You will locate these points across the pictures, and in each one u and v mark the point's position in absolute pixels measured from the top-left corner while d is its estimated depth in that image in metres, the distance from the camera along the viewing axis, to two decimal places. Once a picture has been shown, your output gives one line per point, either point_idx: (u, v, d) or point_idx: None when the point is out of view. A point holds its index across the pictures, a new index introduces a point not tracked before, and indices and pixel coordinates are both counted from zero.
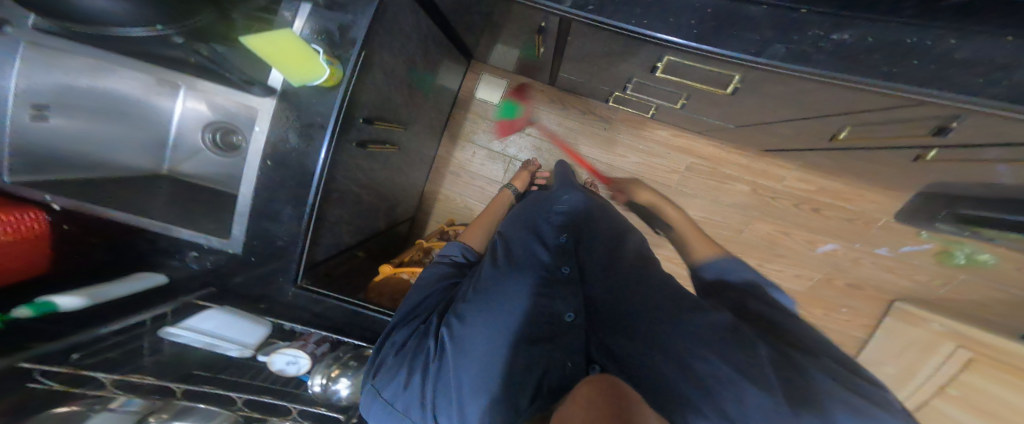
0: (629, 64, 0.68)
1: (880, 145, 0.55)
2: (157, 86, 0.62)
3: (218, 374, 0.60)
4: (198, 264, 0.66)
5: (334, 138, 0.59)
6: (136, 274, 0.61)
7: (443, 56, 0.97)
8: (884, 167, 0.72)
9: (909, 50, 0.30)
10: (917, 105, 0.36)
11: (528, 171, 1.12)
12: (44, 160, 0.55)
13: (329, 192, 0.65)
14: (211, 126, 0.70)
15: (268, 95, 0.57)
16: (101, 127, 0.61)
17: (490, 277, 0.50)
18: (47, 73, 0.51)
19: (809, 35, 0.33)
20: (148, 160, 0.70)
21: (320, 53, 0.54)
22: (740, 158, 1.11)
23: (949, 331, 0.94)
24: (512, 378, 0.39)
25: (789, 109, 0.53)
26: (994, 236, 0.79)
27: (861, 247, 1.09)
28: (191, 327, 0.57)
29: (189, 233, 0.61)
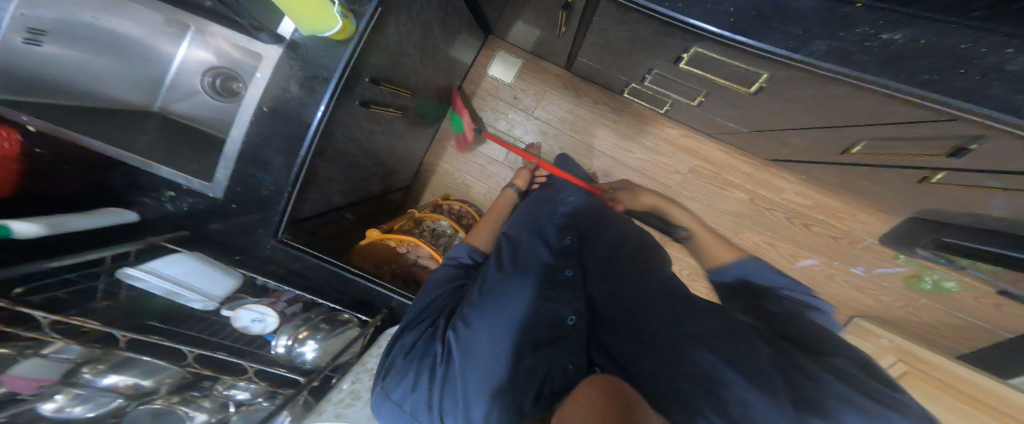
0: (654, 53, 0.66)
1: (891, 163, 0.55)
2: (163, 26, 0.57)
3: (176, 327, 0.56)
4: (175, 205, 0.61)
5: (336, 92, 0.55)
6: (105, 209, 0.55)
7: (462, 27, 0.93)
8: (884, 188, 0.74)
9: (962, 56, 0.29)
10: (949, 120, 0.35)
11: (529, 169, 1.03)
12: (28, 85, 0.49)
13: (324, 148, 0.61)
14: (212, 68, 0.64)
15: (276, 42, 0.53)
16: (100, 62, 0.56)
17: (497, 284, 0.53)
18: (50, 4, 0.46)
19: (856, 33, 0.33)
20: (143, 98, 0.63)
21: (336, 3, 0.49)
22: (743, 166, 1.13)
23: (895, 347, 1.05)
24: (518, 377, 0.43)
25: (810, 115, 0.53)
26: (968, 266, 0.83)
27: (840, 265, 1.12)
28: (154, 270, 0.53)
29: (168, 171, 0.57)
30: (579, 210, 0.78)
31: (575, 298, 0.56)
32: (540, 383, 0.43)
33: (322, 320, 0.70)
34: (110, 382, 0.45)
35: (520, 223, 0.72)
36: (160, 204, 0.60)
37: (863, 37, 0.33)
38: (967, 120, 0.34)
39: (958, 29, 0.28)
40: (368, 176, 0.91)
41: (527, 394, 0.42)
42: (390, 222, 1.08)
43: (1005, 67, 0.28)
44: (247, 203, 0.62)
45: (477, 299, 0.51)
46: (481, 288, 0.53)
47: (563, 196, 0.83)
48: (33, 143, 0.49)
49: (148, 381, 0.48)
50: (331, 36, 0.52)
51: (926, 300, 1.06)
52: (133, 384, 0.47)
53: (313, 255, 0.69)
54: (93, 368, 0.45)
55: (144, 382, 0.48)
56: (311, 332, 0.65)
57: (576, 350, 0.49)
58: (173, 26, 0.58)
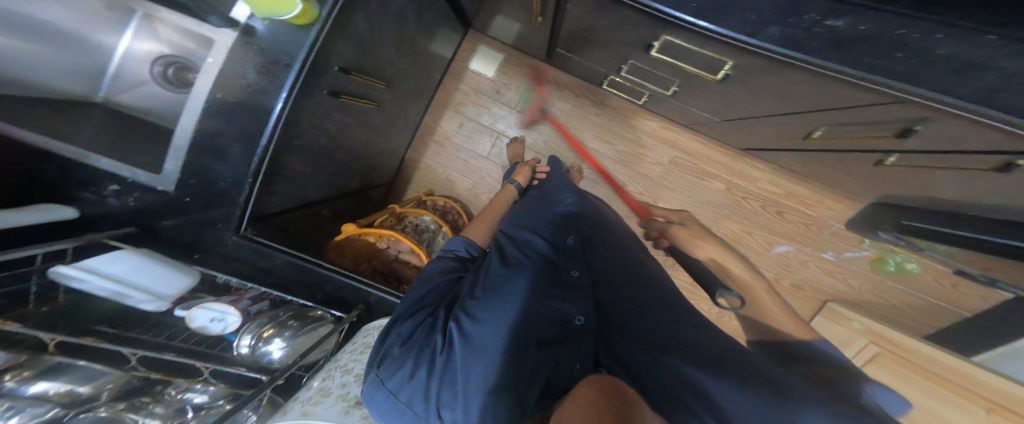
0: (627, 41, 0.66)
1: (846, 147, 0.58)
2: (99, 11, 0.53)
3: (126, 331, 0.55)
4: (120, 199, 0.57)
5: (298, 79, 0.53)
6: (37, 203, 0.51)
7: (441, 19, 0.91)
8: (848, 175, 0.77)
9: (897, 42, 0.31)
10: (892, 104, 0.37)
11: (529, 166, 1.07)
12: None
13: (287, 140, 0.60)
14: (163, 57, 0.60)
15: (229, 26, 0.50)
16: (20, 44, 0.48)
17: (502, 280, 0.55)
18: None
19: (805, 19, 0.34)
20: (75, 87, 0.57)
21: None
22: (720, 156, 1.15)
23: (865, 330, 1.10)
24: (522, 375, 0.42)
25: (773, 102, 0.54)
26: (926, 247, 0.88)
27: (811, 251, 1.17)
28: (93, 269, 0.50)
29: (109, 163, 0.53)
30: (577, 212, 0.78)
31: (584, 301, 0.55)
32: (542, 385, 0.42)
33: (289, 318, 0.72)
34: (39, 390, 0.41)
35: (519, 223, 0.73)
36: (102, 199, 0.56)
37: (811, 23, 0.34)
38: (907, 103, 0.36)
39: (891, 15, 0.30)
40: (344, 171, 0.89)
41: (528, 393, 0.41)
42: (369, 218, 1.06)
43: (937, 51, 0.30)
44: (212, 197, 0.61)
45: (480, 293, 0.53)
46: (486, 283, 0.55)
47: (562, 198, 0.83)
48: None
49: (85, 387, 0.45)
50: (290, 20, 0.51)
51: (890, 282, 1.12)
52: (69, 390, 0.44)
53: (281, 250, 0.69)
54: (16, 376, 0.41)
55: (81, 389, 0.45)
56: (277, 331, 0.67)
57: (584, 351, 0.48)
58: (114, 11, 0.53)
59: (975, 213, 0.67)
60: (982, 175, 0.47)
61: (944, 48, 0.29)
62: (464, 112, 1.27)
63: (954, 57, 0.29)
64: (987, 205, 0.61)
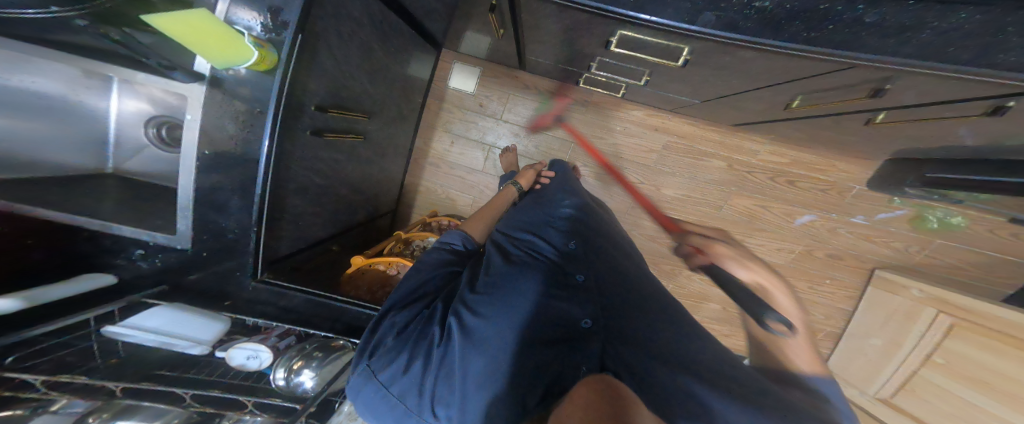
0: (585, 40, 0.66)
1: (831, 112, 0.54)
2: (89, 83, 0.58)
3: (185, 373, 0.63)
4: (147, 262, 0.64)
5: (276, 123, 0.56)
6: (81, 274, 0.58)
7: (409, 48, 0.95)
8: (851, 136, 0.72)
9: (826, 15, 0.31)
10: (851, 69, 0.36)
11: (534, 170, 1.08)
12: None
13: (281, 187, 0.64)
14: (152, 118, 0.66)
15: (195, 80, 0.54)
16: (23, 124, 0.54)
17: (502, 276, 0.58)
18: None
19: (735, 2, 0.34)
20: (90, 158, 0.66)
21: (246, 35, 0.51)
22: (716, 134, 1.10)
23: (927, 297, 0.95)
24: (524, 377, 0.44)
25: (742, 79, 0.53)
26: (961, 198, 0.79)
27: (837, 217, 1.09)
28: (135, 325, 0.57)
29: (131, 230, 0.60)
30: (580, 216, 0.78)
31: (587, 304, 0.55)
32: (544, 388, 0.44)
33: (316, 348, 0.74)
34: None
35: (518, 224, 0.76)
36: (133, 263, 0.63)
37: (742, 6, 0.34)
38: (865, 67, 0.35)
39: None
40: (345, 205, 0.95)
41: (529, 393, 0.43)
42: (378, 246, 1.11)
43: (866, 20, 0.30)
44: (228, 247, 0.67)
45: (482, 289, 0.57)
46: (486, 282, 0.58)
47: (559, 200, 0.84)
48: None
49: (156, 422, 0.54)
50: (252, 67, 0.54)
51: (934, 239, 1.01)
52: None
53: (295, 289, 0.74)
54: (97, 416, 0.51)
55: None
56: (305, 362, 0.70)
57: (589, 354, 0.47)
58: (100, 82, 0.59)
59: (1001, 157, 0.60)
60: (985, 120, 0.43)
61: (872, 14, 0.30)
62: (453, 130, 1.30)
63: (883, 23, 0.30)
64: (1012, 147, 0.55)
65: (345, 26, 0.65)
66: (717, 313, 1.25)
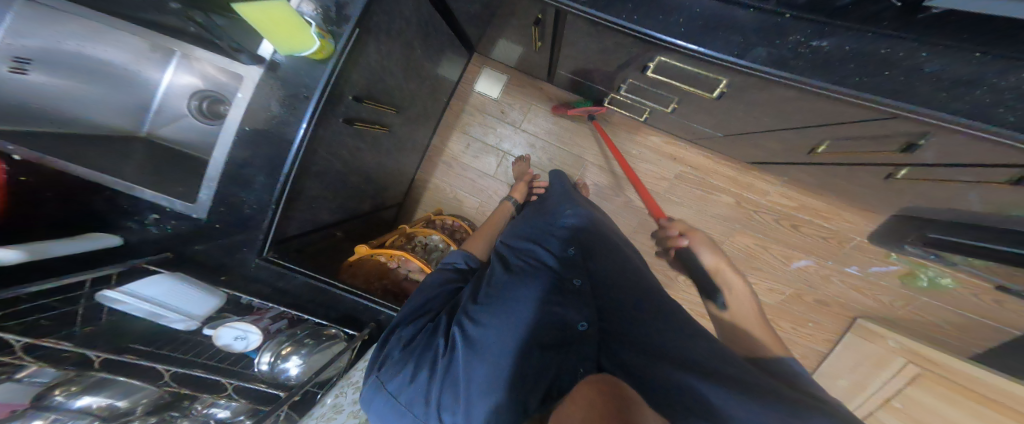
0: (621, 62, 0.69)
1: (855, 161, 0.57)
2: (148, 52, 0.60)
3: (160, 349, 0.57)
4: (159, 227, 0.62)
5: (317, 108, 0.58)
6: (90, 233, 0.57)
7: (445, 47, 0.96)
8: (864, 188, 0.74)
9: (883, 59, 0.34)
10: (893, 119, 0.38)
11: (526, 181, 1.11)
12: (11, 110, 0.50)
13: (307, 166, 0.64)
14: (199, 91, 0.67)
15: (256, 63, 0.55)
16: (77, 85, 0.56)
17: (503, 287, 0.56)
18: (40, 31, 0.49)
19: (791, 40, 0.37)
20: (128, 121, 0.65)
21: (313, 25, 0.53)
22: (727, 170, 1.13)
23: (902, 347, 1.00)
24: (522, 379, 0.44)
25: (773, 118, 0.55)
26: (957, 261, 0.83)
27: (834, 265, 1.12)
28: (131, 292, 0.53)
29: (151, 194, 0.58)
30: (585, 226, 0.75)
31: (585, 308, 0.55)
32: (547, 389, 0.45)
33: (307, 336, 0.70)
34: (83, 404, 0.44)
35: (521, 234, 0.74)
36: (144, 227, 0.61)
37: (797, 43, 0.37)
38: (908, 119, 0.36)
39: (875, 34, 0.34)
40: (357, 194, 0.94)
41: (532, 394, 0.43)
42: (380, 238, 1.09)
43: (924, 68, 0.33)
44: (241, 220, 0.65)
45: (483, 299, 0.54)
46: (488, 289, 0.56)
47: (563, 209, 0.80)
48: (14, 171, 0.48)
49: (123, 401, 0.48)
50: (309, 56, 0.56)
51: (924, 297, 1.04)
52: (108, 405, 0.46)
53: (300, 272, 0.72)
54: (65, 390, 0.44)
55: (119, 403, 0.47)
56: (294, 348, 0.66)
57: (586, 356, 0.49)
58: (158, 52, 0.61)
59: (1001, 226, 0.63)
60: (1002, 188, 0.45)
61: (931, 64, 0.33)
62: (470, 133, 1.31)
63: (943, 73, 0.33)
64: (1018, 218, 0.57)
65: (394, 19, 0.67)
66: None
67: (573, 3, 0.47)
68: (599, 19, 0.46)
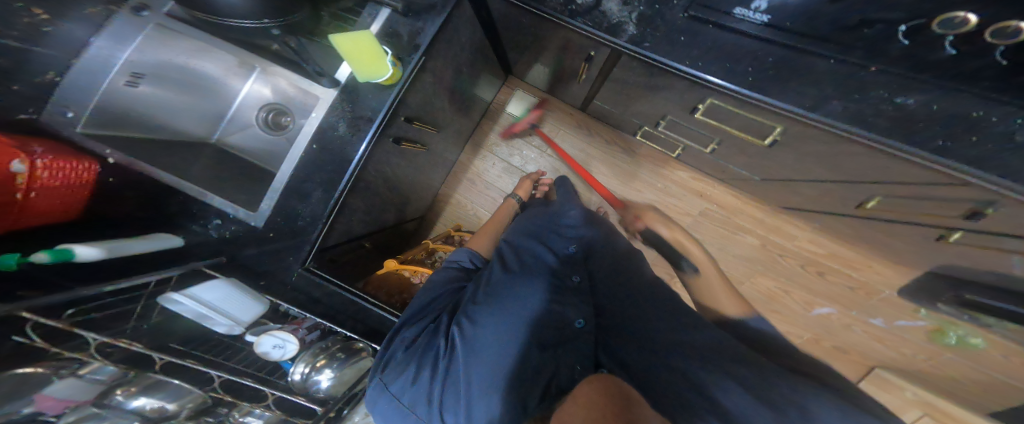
0: (666, 101, 0.71)
1: (904, 219, 0.57)
2: (236, 68, 0.73)
3: (196, 351, 0.60)
4: (219, 232, 0.69)
5: (377, 131, 0.64)
6: (156, 234, 0.63)
7: (485, 69, 0.98)
8: (898, 241, 0.74)
9: (973, 125, 0.35)
10: (962, 186, 0.39)
11: (530, 179, 1.17)
12: (119, 117, 0.63)
13: (358, 182, 0.68)
14: (268, 105, 0.80)
15: (333, 86, 0.63)
16: (175, 95, 0.71)
17: (503, 287, 0.57)
18: (157, 50, 0.63)
19: (872, 95, 0.39)
20: (204, 129, 0.79)
21: (388, 54, 0.59)
22: (755, 211, 1.14)
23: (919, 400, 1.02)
24: (522, 377, 0.44)
25: (825, 169, 0.56)
26: (993, 324, 0.81)
27: (857, 315, 1.10)
28: (193, 296, 0.58)
29: (220, 201, 0.67)
30: (585, 231, 0.73)
31: (583, 304, 0.57)
32: (546, 384, 0.44)
33: (340, 349, 0.73)
34: (138, 405, 0.50)
35: (524, 231, 0.73)
36: (206, 230, 0.69)
37: (880, 99, 0.39)
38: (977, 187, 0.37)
39: (972, 96, 0.33)
40: (388, 207, 0.95)
41: (534, 391, 0.43)
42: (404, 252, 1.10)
43: (1016, 138, 0.33)
44: (295, 233, 0.69)
45: (481, 298, 0.56)
46: (485, 289, 0.58)
47: (564, 210, 0.79)
48: (106, 173, 0.60)
49: (173, 405, 0.52)
50: (381, 82, 0.62)
51: (949, 353, 1.02)
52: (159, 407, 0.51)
53: (336, 283, 0.73)
54: (125, 390, 0.50)
55: (169, 406, 0.52)
56: (328, 361, 0.69)
57: (585, 354, 0.50)
58: (243, 68, 0.74)
59: None
60: None
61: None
62: (496, 153, 1.34)
63: None
64: None
65: (453, 47, 0.71)
66: None
67: (634, 46, 0.52)
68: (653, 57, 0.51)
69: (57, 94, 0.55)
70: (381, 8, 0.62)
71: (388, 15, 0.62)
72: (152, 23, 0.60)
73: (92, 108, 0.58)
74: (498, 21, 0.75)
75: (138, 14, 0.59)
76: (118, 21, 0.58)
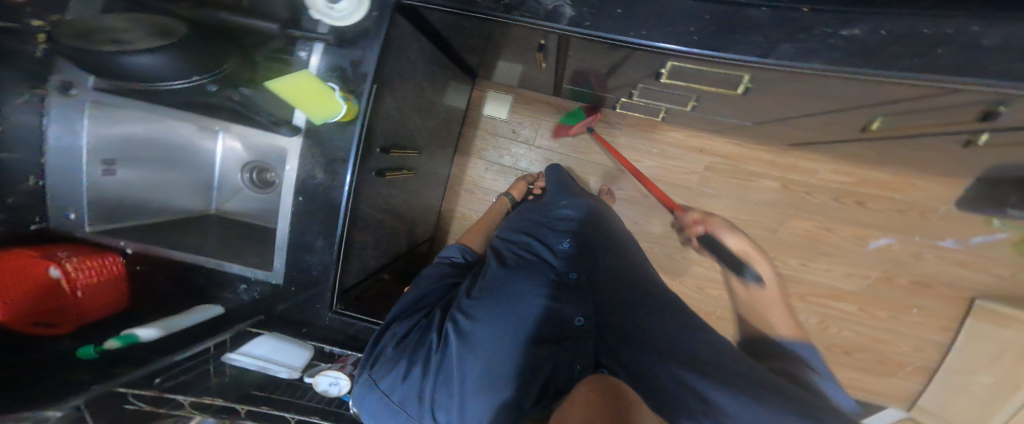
0: (631, 71, 0.68)
1: (917, 133, 0.51)
2: (202, 133, 0.79)
3: (274, 394, 0.69)
4: (249, 294, 0.78)
5: (355, 168, 0.65)
6: (198, 307, 0.72)
7: (449, 80, 1.00)
8: (932, 155, 0.65)
9: (934, 40, 0.31)
10: (952, 94, 0.34)
11: (526, 181, 1.23)
12: (113, 210, 0.70)
13: (356, 218, 0.71)
14: (246, 165, 0.87)
15: (294, 132, 0.66)
16: (159, 175, 0.79)
17: (501, 280, 0.59)
18: (109, 128, 0.64)
19: (816, 34, 0.35)
20: (198, 203, 0.89)
21: (336, 90, 0.61)
22: (762, 154, 1.09)
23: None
24: (522, 379, 0.46)
25: (810, 103, 0.50)
26: None
27: (921, 240, 1.03)
28: (246, 352, 0.68)
29: (237, 267, 0.76)
30: (574, 217, 0.81)
31: (581, 302, 0.58)
32: (544, 383, 0.46)
33: None
34: None
35: (514, 228, 0.80)
36: (238, 295, 0.78)
37: (825, 35, 0.35)
38: (970, 92, 0.32)
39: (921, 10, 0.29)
40: (395, 236, 1.00)
41: (529, 390, 0.45)
42: None
43: (983, 43, 0.29)
44: (311, 282, 0.75)
45: (477, 294, 0.58)
46: (483, 286, 0.59)
47: (559, 203, 0.86)
48: (131, 261, 0.68)
49: None
50: (339, 119, 0.64)
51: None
52: None
53: (365, 320, 0.79)
54: None
55: None
56: None
57: (585, 354, 0.49)
58: (207, 133, 0.80)
59: None
60: None
61: (992, 36, 0.28)
62: (486, 158, 1.35)
63: (1010, 45, 0.28)
64: None
65: (406, 73, 0.73)
66: None
67: (575, 28, 0.47)
68: (596, 37, 0.47)
69: (53, 204, 0.60)
70: (314, 43, 0.63)
71: (324, 49, 0.63)
72: (88, 102, 0.58)
73: (85, 206, 0.64)
74: (447, 37, 0.76)
75: (66, 93, 0.56)
76: (53, 105, 0.56)
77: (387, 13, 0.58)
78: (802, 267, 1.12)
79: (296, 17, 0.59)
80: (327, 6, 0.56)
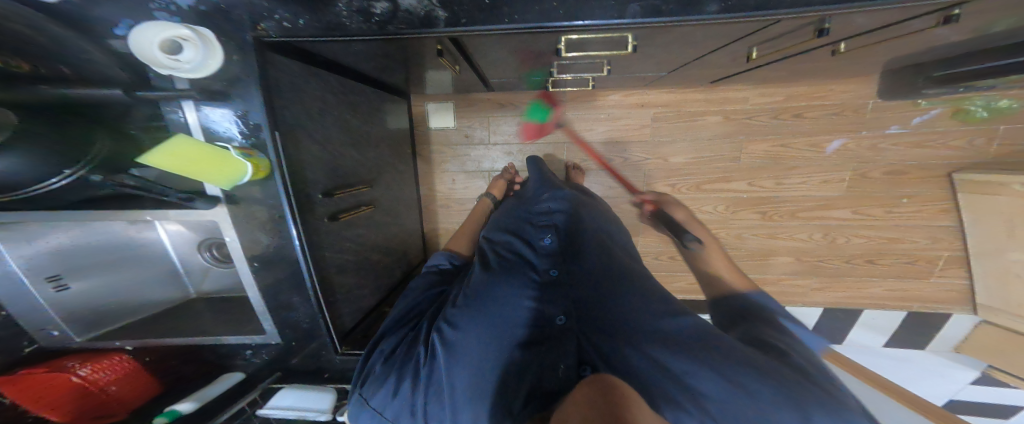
0: (540, 55, 0.69)
1: (792, 53, 0.55)
2: (137, 226, 0.78)
3: None
4: (258, 357, 0.79)
5: (295, 222, 0.63)
6: (222, 376, 0.77)
7: (378, 105, 1.01)
8: (838, 62, 0.69)
9: None
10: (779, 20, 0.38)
11: (506, 178, 1.21)
12: (96, 318, 0.77)
13: (324, 268, 0.73)
14: (202, 244, 0.86)
15: (214, 203, 0.64)
16: (121, 275, 0.80)
17: (482, 286, 0.58)
18: (33, 250, 0.66)
19: None
20: (176, 291, 0.90)
21: (231, 148, 0.58)
22: (697, 95, 1.14)
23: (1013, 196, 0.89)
24: (503, 384, 0.48)
25: (693, 49, 0.53)
26: (988, 84, 0.74)
27: (870, 134, 1.11)
28: (275, 405, 0.73)
29: (233, 338, 0.77)
30: (559, 207, 0.79)
31: (562, 299, 0.57)
32: (529, 386, 0.48)
33: None
34: None
35: (503, 226, 0.79)
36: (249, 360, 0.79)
37: None
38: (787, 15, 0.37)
39: None
40: (380, 269, 1.02)
41: (515, 394, 0.48)
42: None
43: None
44: (307, 333, 0.78)
45: (461, 303, 0.57)
46: (467, 294, 0.58)
47: (542, 194, 0.86)
48: (140, 353, 0.75)
49: None
50: (254, 177, 0.61)
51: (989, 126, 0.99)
52: None
53: None
54: None
55: None
56: None
57: (567, 350, 0.51)
58: (142, 226, 0.79)
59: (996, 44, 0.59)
60: None
61: None
62: (449, 168, 1.36)
63: None
64: (998, 31, 0.55)
65: (325, 113, 0.74)
66: (795, 266, 1.26)
67: (454, 28, 0.45)
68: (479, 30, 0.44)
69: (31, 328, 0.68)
70: (181, 100, 0.58)
71: (193, 105, 0.58)
72: None
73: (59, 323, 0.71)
74: (352, 65, 0.77)
75: None
76: None
77: (252, 53, 0.51)
78: (780, 186, 1.20)
79: (142, 78, 0.58)
80: (171, 59, 0.47)
